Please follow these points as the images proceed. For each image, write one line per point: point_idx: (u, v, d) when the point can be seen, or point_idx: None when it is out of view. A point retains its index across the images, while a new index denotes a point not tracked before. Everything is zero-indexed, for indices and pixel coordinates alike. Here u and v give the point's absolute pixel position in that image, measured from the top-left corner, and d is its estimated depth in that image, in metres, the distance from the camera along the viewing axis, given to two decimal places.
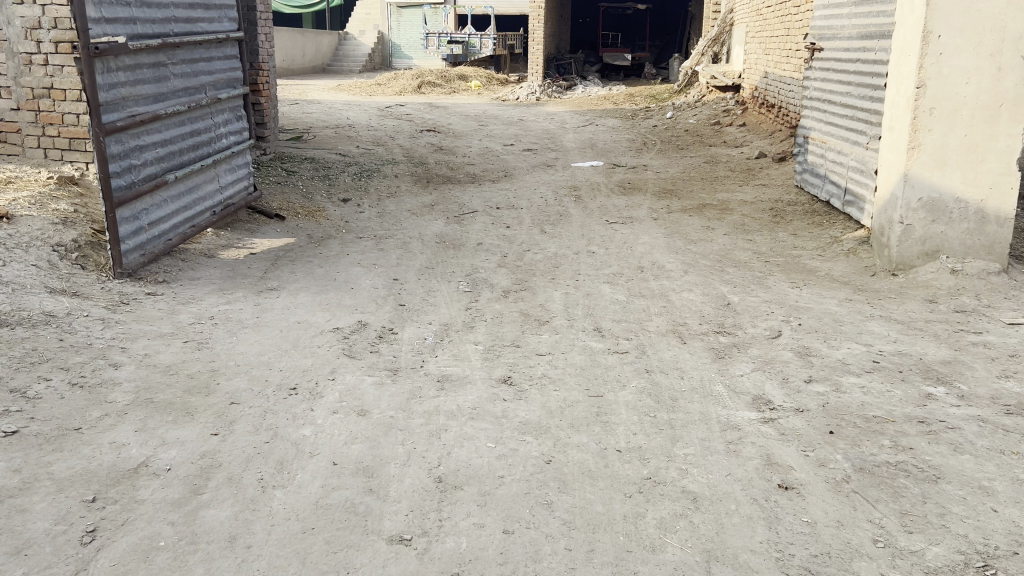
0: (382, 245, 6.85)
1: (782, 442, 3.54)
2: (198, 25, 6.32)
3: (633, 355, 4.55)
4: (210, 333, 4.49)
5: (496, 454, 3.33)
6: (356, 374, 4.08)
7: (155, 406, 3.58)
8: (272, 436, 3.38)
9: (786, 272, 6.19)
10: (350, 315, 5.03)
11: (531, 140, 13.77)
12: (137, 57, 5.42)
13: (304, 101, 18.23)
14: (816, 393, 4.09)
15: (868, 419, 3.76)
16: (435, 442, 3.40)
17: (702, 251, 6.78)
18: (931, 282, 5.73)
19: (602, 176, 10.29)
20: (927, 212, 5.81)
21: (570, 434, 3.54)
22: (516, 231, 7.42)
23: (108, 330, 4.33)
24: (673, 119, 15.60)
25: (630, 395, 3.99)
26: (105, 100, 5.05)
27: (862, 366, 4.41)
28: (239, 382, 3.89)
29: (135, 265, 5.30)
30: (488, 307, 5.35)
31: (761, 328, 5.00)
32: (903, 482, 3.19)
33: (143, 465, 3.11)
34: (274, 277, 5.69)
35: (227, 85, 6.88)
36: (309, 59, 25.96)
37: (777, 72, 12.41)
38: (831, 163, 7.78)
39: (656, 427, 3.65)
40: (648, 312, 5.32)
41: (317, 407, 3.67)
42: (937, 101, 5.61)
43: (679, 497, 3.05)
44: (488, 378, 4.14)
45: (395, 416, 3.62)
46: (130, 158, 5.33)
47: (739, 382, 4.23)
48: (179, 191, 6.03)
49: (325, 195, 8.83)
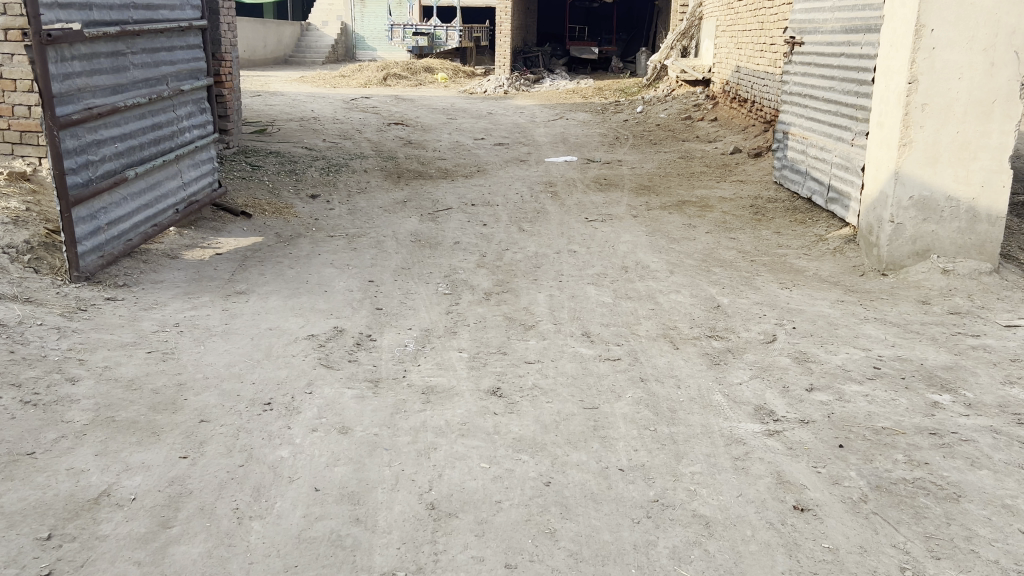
0: (355, 244, 6.57)
1: (792, 458, 3.35)
2: (159, 12, 5.97)
3: (626, 363, 4.34)
4: (175, 342, 4.19)
5: (491, 475, 3.10)
6: (334, 387, 3.81)
7: (116, 426, 3.28)
8: (246, 459, 3.11)
9: (774, 271, 6.03)
10: (325, 321, 4.75)
11: (502, 134, 13.51)
12: (93, 46, 5.07)
13: (266, 93, 17.78)
14: (819, 402, 3.91)
15: (877, 431, 3.58)
16: (425, 463, 3.15)
17: (685, 249, 6.59)
18: (922, 282, 5.60)
19: (577, 172, 10.08)
20: (918, 211, 5.68)
21: (568, 451, 3.32)
22: (493, 229, 7.18)
23: (65, 340, 4.01)
24: (643, 114, 15.43)
25: (627, 407, 3.78)
26: (59, 92, 4.71)
27: (863, 373, 4.24)
28: (209, 397, 3.60)
29: (93, 267, 4.97)
30: (469, 311, 5.11)
31: (755, 332, 4.82)
32: (924, 501, 3.01)
33: (104, 495, 2.83)
34: (243, 280, 5.39)
35: (190, 76, 6.54)
36: (270, 50, 25.42)
37: (750, 67, 12.28)
38: (812, 159, 7.64)
39: (657, 442, 3.44)
40: (637, 315, 5.11)
41: (294, 425, 3.40)
42: (930, 97, 5.47)
43: (690, 523, 2.84)
44: (476, 390, 3.90)
45: (379, 433, 3.37)
46: (87, 154, 4.99)
47: (739, 391, 4.03)
48: (140, 188, 5.69)
49: (293, 190, 8.51)
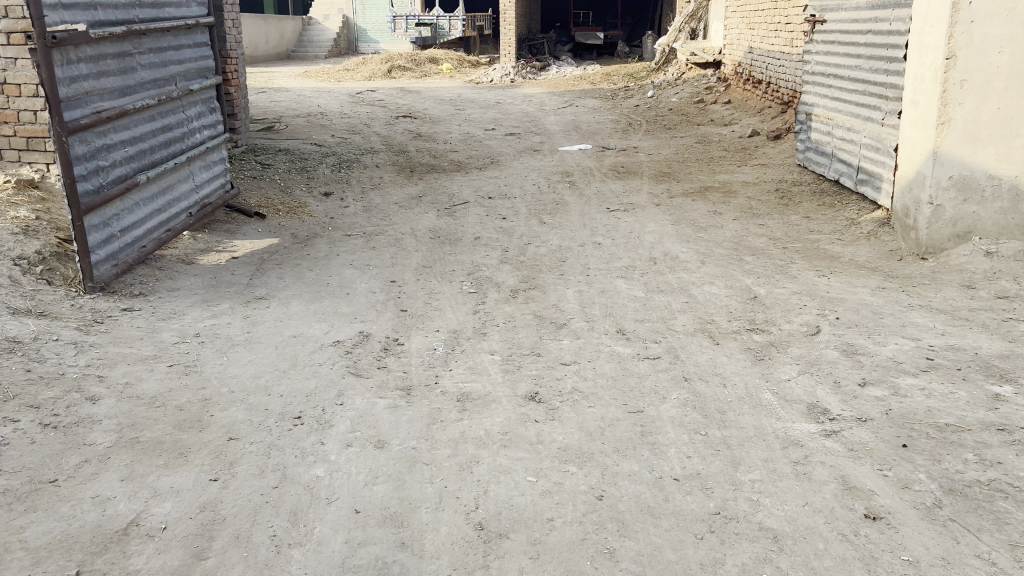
0: (373, 243, 6.38)
1: (854, 460, 3.17)
2: (165, 10, 5.79)
3: (666, 361, 4.15)
4: (197, 353, 4.02)
5: (540, 490, 2.92)
6: (365, 397, 3.64)
7: (141, 447, 3.12)
8: (281, 480, 2.94)
9: (808, 258, 5.82)
10: (350, 325, 4.57)
11: (512, 124, 13.30)
12: (99, 47, 4.89)
13: (271, 89, 17.59)
14: (875, 397, 3.72)
15: (941, 429, 3.39)
16: (468, 479, 2.98)
17: (714, 238, 6.39)
18: (966, 265, 5.38)
19: (593, 160, 9.87)
20: (958, 192, 5.46)
21: (617, 460, 3.14)
22: (513, 223, 6.99)
23: (82, 356, 3.84)
24: (654, 98, 15.18)
25: (674, 409, 3.60)
26: (66, 96, 4.53)
27: (916, 365, 4.04)
28: (236, 413, 3.43)
29: (107, 277, 4.80)
30: (497, 311, 4.92)
31: (797, 324, 4.62)
32: (1003, 506, 2.82)
33: (133, 525, 2.66)
34: (262, 284, 5.21)
35: (199, 75, 6.37)
36: (273, 46, 25.22)
37: (764, 47, 12.03)
38: (839, 140, 7.42)
39: (710, 448, 3.26)
40: (671, 309, 4.92)
41: (328, 440, 3.23)
42: (968, 73, 5.26)
43: (757, 537, 2.67)
44: (513, 395, 3.72)
45: (417, 447, 3.19)
46: (97, 159, 4.82)
47: (788, 388, 3.84)
48: (152, 193, 5.52)
49: (306, 189, 8.34)
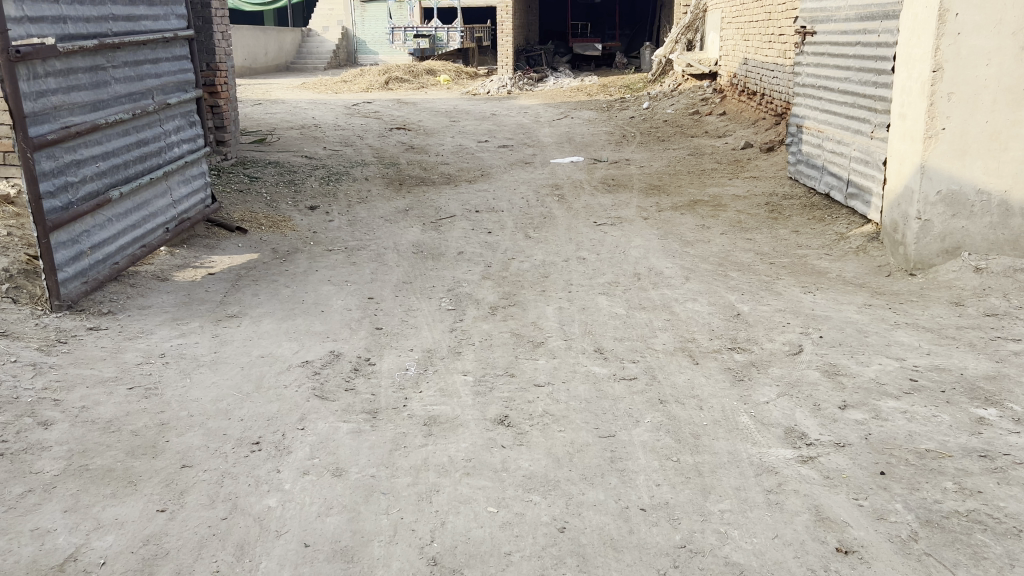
0: (354, 258, 6.28)
1: (830, 489, 3.05)
2: (140, 23, 5.71)
3: (643, 382, 4.03)
4: (160, 375, 3.92)
5: (500, 522, 2.81)
6: (328, 421, 3.53)
7: (89, 475, 3.01)
8: (230, 510, 2.83)
9: (795, 274, 5.71)
10: (321, 345, 4.47)
11: (506, 136, 13.21)
12: (69, 61, 4.81)
13: (267, 101, 17.53)
14: (855, 421, 3.60)
15: (921, 455, 3.28)
16: (426, 509, 2.87)
17: (700, 253, 6.28)
18: (954, 281, 5.27)
19: (583, 172, 9.77)
20: (946, 206, 5.36)
21: (583, 489, 3.02)
22: (498, 237, 6.89)
23: (40, 378, 3.74)
24: (650, 110, 15.09)
25: (646, 434, 3.48)
26: (32, 111, 4.44)
27: (899, 387, 3.92)
28: (192, 438, 3.33)
29: (75, 294, 4.71)
30: (474, 328, 4.82)
31: (780, 343, 4.51)
32: (982, 539, 2.70)
33: (70, 560, 2.55)
34: (235, 302, 5.11)
35: (177, 89, 6.29)
36: (271, 57, 25.21)
37: (758, 58, 11.94)
38: (829, 153, 7.32)
39: (681, 475, 3.15)
40: (652, 327, 4.81)
41: (284, 468, 3.12)
42: (956, 86, 5.16)
43: (722, 572, 2.56)
44: (482, 419, 3.60)
45: (376, 475, 3.08)
46: (66, 175, 4.73)
47: (766, 411, 3.73)
48: (126, 209, 5.43)
49: (291, 202, 8.25)
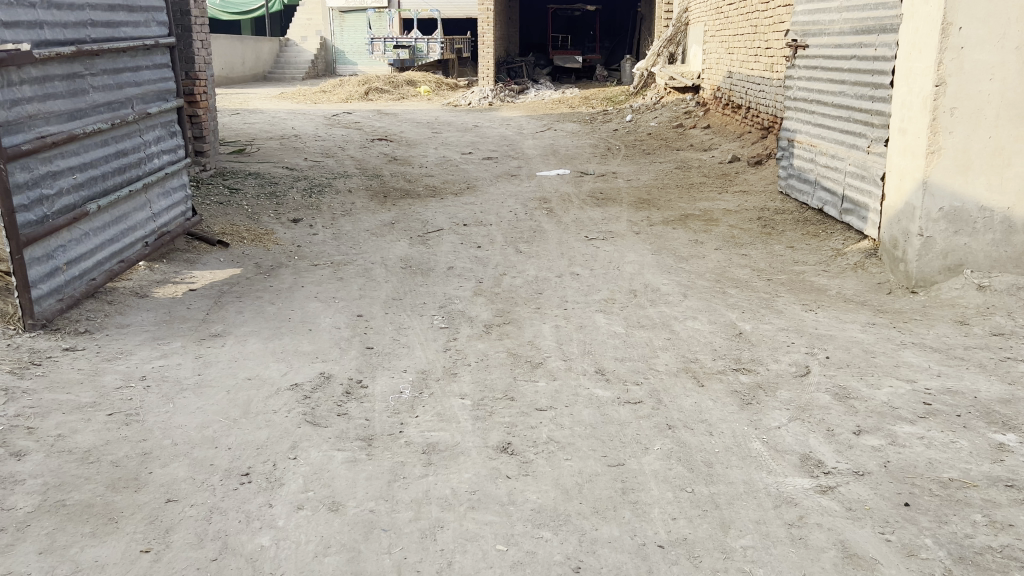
0: (340, 273, 6.09)
1: (854, 522, 2.90)
2: (120, 29, 5.50)
3: (648, 406, 3.87)
4: (141, 400, 3.71)
5: (511, 562, 2.64)
6: (322, 450, 3.34)
7: (66, 512, 2.80)
8: (220, 551, 2.64)
9: (795, 291, 5.59)
10: (310, 366, 4.27)
11: (490, 147, 13.07)
12: (46, 68, 4.59)
13: (245, 111, 17.27)
14: (871, 447, 3.46)
15: (945, 484, 3.14)
16: (431, 548, 2.70)
17: (696, 269, 6.15)
18: (957, 298, 5.17)
19: (570, 185, 9.63)
20: (949, 223, 5.26)
21: (596, 524, 2.86)
22: (487, 252, 6.73)
23: (12, 404, 3.51)
24: (633, 122, 15.02)
25: (657, 462, 3.32)
26: (5, 120, 4.22)
27: (913, 411, 3.79)
28: (177, 469, 3.12)
29: (50, 313, 4.48)
30: (469, 348, 4.64)
31: (786, 364, 4.38)
32: None
33: None
34: (219, 320, 4.90)
35: (158, 98, 6.07)
36: (249, 67, 24.93)
37: (744, 71, 11.90)
38: (822, 167, 7.24)
39: (697, 508, 2.99)
40: (652, 347, 4.65)
41: (276, 502, 2.93)
42: (959, 101, 5.07)
43: None
44: (484, 447, 3.42)
45: (375, 510, 2.90)
46: (40, 187, 4.51)
47: (779, 437, 3.58)
48: (103, 222, 5.21)
49: (274, 215, 8.03)
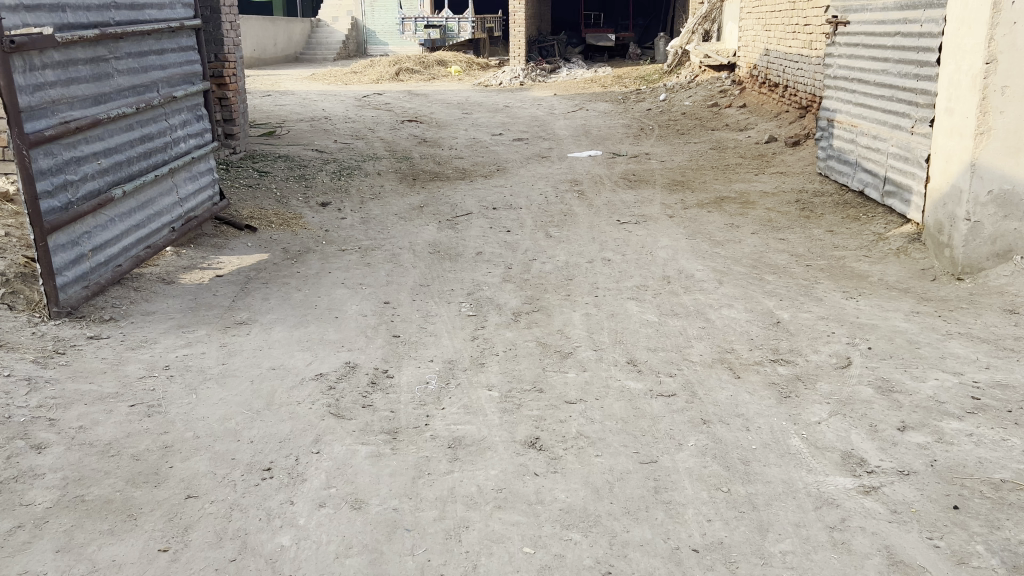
0: (368, 258, 6.01)
1: (899, 525, 2.76)
2: (145, 12, 5.43)
3: (682, 400, 3.73)
4: (164, 390, 3.65)
5: (538, 566, 2.54)
6: (345, 443, 3.26)
7: (86, 508, 2.74)
8: (240, 551, 2.57)
9: (835, 278, 5.41)
10: (336, 355, 4.19)
11: (522, 128, 12.90)
12: (69, 52, 4.53)
13: (276, 92, 17.23)
14: (917, 445, 3.30)
15: (996, 486, 2.98)
16: (455, 550, 2.60)
17: (732, 254, 5.98)
18: (1007, 285, 4.95)
19: (603, 167, 9.46)
20: (998, 207, 5.04)
21: (627, 526, 2.75)
22: (517, 236, 6.61)
23: (35, 395, 3.47)
24: (667, 101, 14.75)
25: (692, 459, 3.20)
26: (27, 105, 4.16)
27: (961, 406, 3.61)
28: (198, 464, 3.06)
29: (76, 300, 4.44)
30: (497, 337, 4.53)
31: (826, 355, 4.22)
32: None
33: None
34: (245, 307, 4.84)
35: (184, 81, 6.01)
36: (281, 48, 24.92)
37: (781, 49, 11.60)
38: (863, 148, 7.00)
39: (733, 509, 2.86)
40: (686, 336, 4.51)
41: (298, 499, 2.85)
42: (1011, 79, 4.84)
43: None
44: (511, 441, 3.32)
45: (399, 508, 2.81)
46: (64, 173, 4.46)
47: (819, 433, 3.43)
48: (129, 208, 5.16)
49: (302, 198, 7.97)
